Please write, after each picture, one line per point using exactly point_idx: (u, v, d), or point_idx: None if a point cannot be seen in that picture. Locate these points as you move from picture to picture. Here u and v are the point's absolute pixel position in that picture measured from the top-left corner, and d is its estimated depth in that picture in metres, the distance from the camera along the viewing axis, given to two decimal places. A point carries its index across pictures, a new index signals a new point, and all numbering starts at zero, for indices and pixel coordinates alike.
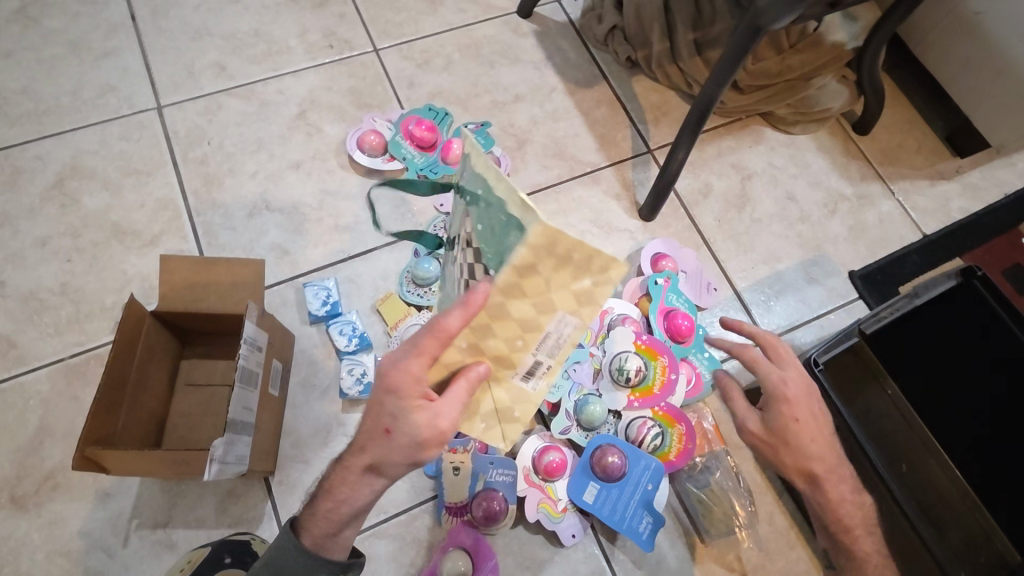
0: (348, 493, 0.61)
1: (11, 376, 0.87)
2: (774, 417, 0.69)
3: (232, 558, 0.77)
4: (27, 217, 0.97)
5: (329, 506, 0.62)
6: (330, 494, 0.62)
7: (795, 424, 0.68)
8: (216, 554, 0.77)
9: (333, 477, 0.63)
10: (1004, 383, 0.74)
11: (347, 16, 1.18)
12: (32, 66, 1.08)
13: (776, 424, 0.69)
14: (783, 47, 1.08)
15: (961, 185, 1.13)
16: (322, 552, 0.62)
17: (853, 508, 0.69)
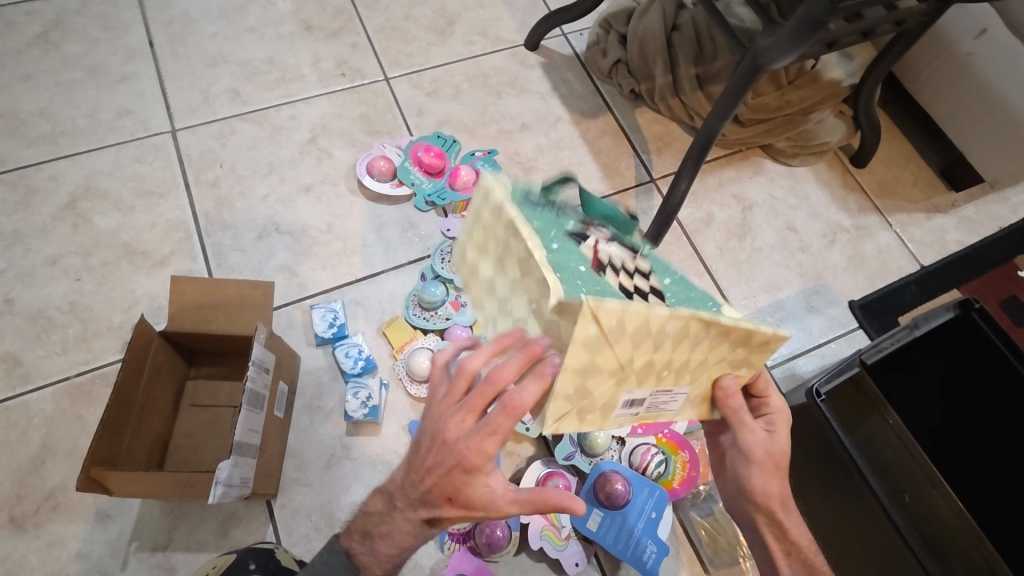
0: (402, 536, 0.59)
1: (16, 395, 0.87)
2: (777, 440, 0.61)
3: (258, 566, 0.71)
4: (39, 237, 0.98)
5: (384, 543, 0.59)
6: (388, 536, 0.59)
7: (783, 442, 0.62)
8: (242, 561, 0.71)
9: (384, 521, 0.59)
10: (1003, 413, 0.76)
11: (360, 46, 1.21)
12: (50, 89, 1.11)
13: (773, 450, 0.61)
14: (782, 83, 1.12)
15: (957, 219, 1.16)
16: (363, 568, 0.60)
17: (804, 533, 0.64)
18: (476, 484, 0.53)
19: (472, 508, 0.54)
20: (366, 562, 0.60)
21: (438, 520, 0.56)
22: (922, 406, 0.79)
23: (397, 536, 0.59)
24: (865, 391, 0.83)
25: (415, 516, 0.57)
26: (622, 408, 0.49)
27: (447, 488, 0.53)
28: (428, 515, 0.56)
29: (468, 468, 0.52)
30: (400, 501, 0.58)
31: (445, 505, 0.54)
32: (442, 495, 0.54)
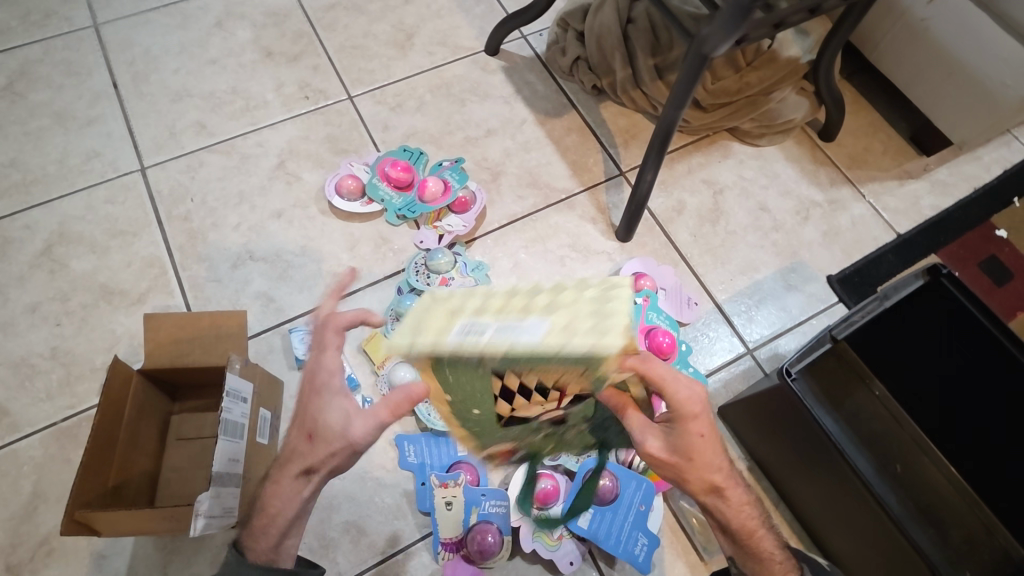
0: (282, 504, 0.61)
1: (4, 444, 0.88)
2: (682, 437, 0.59)
3: None
4: (17, 286, 0.99)
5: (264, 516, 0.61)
6: (265, 510, 0.61)
7: (699, 440, 0.59)
8: None
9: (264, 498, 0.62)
10: (996, 383, 0.74)
11: (321, 68, 1.22)
12: (19, 139, 1.12)
13: (682, 446, 0.59)
14: (741, 65, 1.11)
15: (930, 183, 1.15)
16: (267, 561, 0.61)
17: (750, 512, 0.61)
18: (331, 409, 0.60)
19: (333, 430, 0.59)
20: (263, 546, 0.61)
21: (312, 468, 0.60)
22: (906, 375, 0.81)
23: (273, 504, 0.61)
24: (850, 364, 0.84)
25: (295, 449, 0.61)
26: (457, 336, 0.49)
27: (315, 413, 0.60)
28: (307, 435, 0.60)
29: (326, 394, 0.60)
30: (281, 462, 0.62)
31: (316, 426, 0.60)
32: (313, 415, 0.60)
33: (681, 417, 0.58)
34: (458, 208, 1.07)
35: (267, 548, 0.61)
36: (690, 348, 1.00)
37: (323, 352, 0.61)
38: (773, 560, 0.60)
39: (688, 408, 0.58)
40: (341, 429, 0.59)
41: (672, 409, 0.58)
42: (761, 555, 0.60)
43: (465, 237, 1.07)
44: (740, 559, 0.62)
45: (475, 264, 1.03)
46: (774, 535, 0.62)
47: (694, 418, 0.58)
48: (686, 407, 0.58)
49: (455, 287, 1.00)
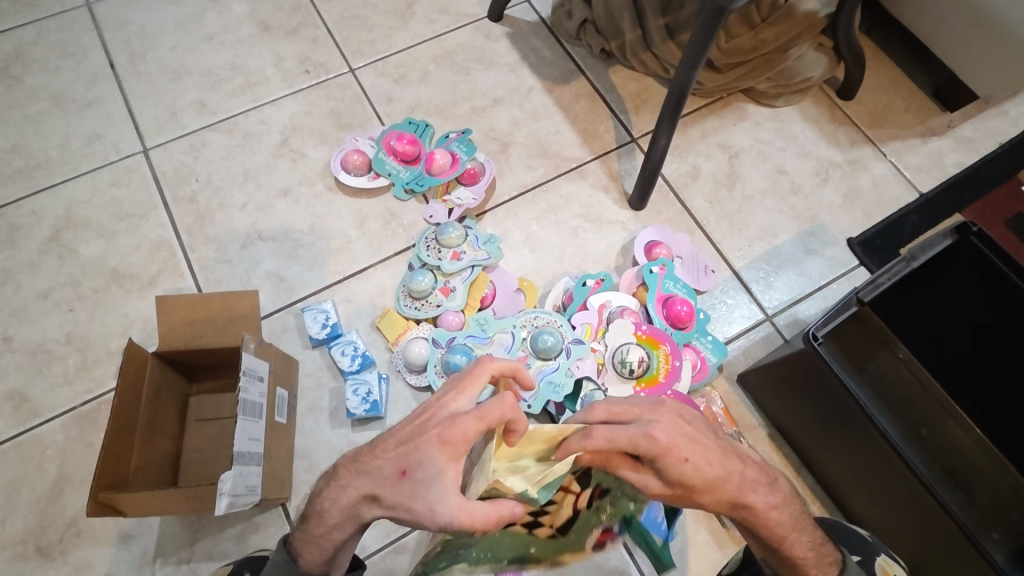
0: (336, 515, 0.53)
1: (26, 430, 0.88)
2: (668, 474, 0.49)
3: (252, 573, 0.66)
4: (27, 272, 0.99)
5: (317, 531, 0.54)
6: (321, 519, 0.53)
7: (687, 468, 0.49)
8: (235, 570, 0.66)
9: (318, 499, 0.54)
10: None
11: (320, 40, 1.19)
12: (19, 124, 1.10)
13: (676, 479, 0.50)
14: (755, 22, 1.04)
15: (954, 139, 1.11)
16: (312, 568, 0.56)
17: (781, 512, 0.53)
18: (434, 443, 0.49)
19: (426, 483, 0.49)
20: (305, 551, 0.56)
21: (380, 499, 0.51)
22: (932, 338, 0.80)
23: (332, 516, 0.53)
24: (873, 328, 0.81)
25: (377, 468, 0.51)
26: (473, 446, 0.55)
27: (422, 449, 0.49)
28: (402, 467, 0.50)
29: (444, 435, 0.49)
30: (352, 467, 0.53)
31: (414, 463, 0.49)
32: (414, 451, 0.49)
33: (655, 461, 0.48)
34: (467, 180, 1.04)
35: (321, 560, 0.56)
36: (709, 317, 0.98)
37: (458, 392, 0.52)
38: (808, 561, 0.54)
39: (658, 445, 0.48)
40: (433, 490, 0.48)
41: (641, 455, 0.49)
42: (793, 554, 0.54)
43: (476, 210, 1.05)
44: (776, 555, 0.56)
45: (487, 237, 1.00)
46: (810, 538, 0.55)
47: (666, 454, 0.48)
48: (656, 444, 0.48)
49: (467, 262, 0.97)
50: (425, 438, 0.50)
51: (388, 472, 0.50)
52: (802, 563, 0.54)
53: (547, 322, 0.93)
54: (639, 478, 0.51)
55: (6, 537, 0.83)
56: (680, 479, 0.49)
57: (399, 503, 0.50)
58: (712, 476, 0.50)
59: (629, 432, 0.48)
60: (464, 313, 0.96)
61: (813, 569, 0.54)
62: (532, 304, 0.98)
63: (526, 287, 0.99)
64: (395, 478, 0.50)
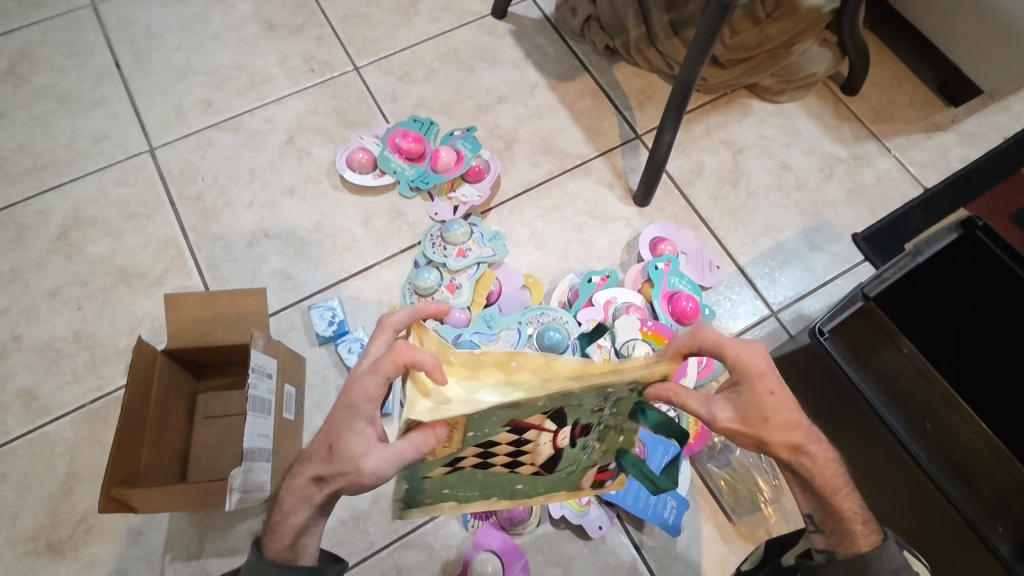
0: (292, 501, 0.53)
1: (36, 427, 0.89)
2: (750, 400, 0.53)
3: None
4: (35, 271, 0.99)
5: (275, 516, 0.54)
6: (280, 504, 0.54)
7: (771, 400, 0.53)
8: None
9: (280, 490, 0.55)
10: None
11: (325, 39, 1.19)
12: (26, 124, 1.11)
13: (750, 409, 0.53)
14: (760, 17, 1.05)
15: (958, 135, 1.11)
16: (276, 559, 0.53)
17: (837, 464, 0.56)
18: (344, 412, 0.52)
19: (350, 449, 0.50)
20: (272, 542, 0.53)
21: (325, 479, 0.52)
22: (933, 333, 0.80)
23: (286, 500, 0.53)
24: (877, 323, 0.82)
25: (314, 451, 0.53)
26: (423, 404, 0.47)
27: (336, 420, 0.52)
28: (330, 442, 0.52)
29: (352, 403, 0.52)
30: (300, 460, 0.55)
31: (338, 434, 0.52)
32: (339, 423, 0.52)
33: (748, 379, 0.54)
34: (472, 177, 1.05)
35: (284, 547, 0.53)
36: (714, 312, 0.98)
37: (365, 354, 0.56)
38: (856, 521, 0.55)
39: (753, 368, 0.53)
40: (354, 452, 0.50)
41: (737, 372, 0.54)
42: (841, 512, 0.55)
43: (480, 207, 1.05)
44: (821, 517, 0.56)
45: (492, 234, 1.01)
46: (856, 499, 0.56)
47: (762, 375, 0.53)
48: (750, 367, 0.53)
49: (473, 258, 0.98)
50: (339, 407, 0.52)
51: (319, 451, 0.53)
52: (850, 524, 0.55)
53: (553, 318, 0.93)
54: (707, 407, 0.54)
55: (17, 534, 0.83)
56: (756, 408, 0.53)
57: (339, 477, 0.51)
58: (787, 419, 0.53)
59: (734, 351, 0.53)
60: (470, 309, 0.96)
61: (857, 524, 0.55)
62: (537, 301, 0.98)
63: (531, 284, 0.99)
64: (325, 453, 0.52)
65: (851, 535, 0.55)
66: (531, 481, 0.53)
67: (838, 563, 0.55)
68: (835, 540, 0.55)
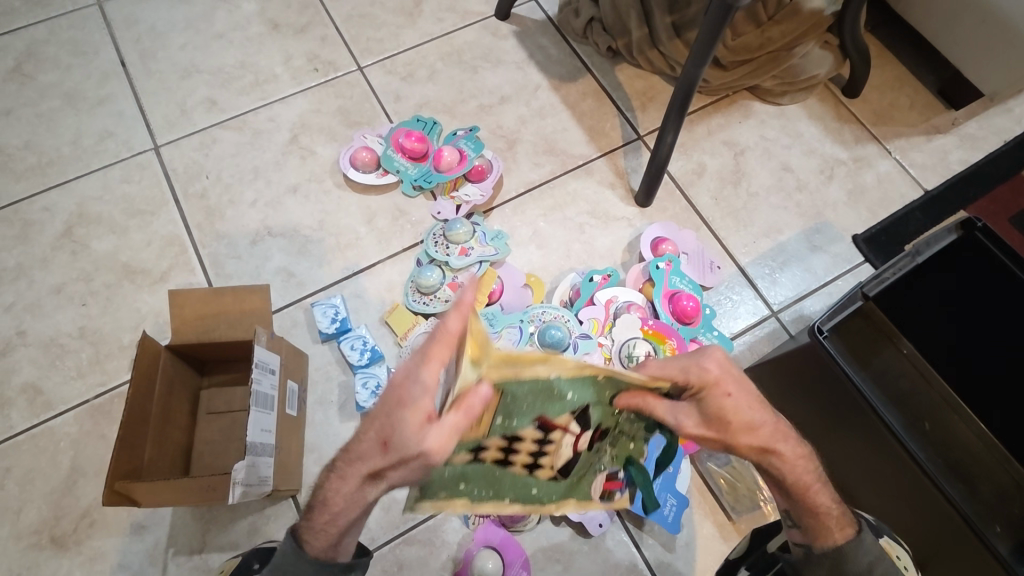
0: (341, 502, 0.54)
1: (40, 422, 0.89)
2: (711, 407, 0.54)
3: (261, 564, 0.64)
4: (40, 267, 1.00)
5: (320, 514, 0.55)
6: (325, 506, 0.54)
7: (728, 402, 0.54)
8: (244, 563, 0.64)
9: (321, 489, 0.56)
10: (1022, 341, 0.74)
11: (329, 39, 1.20)
12: (31, 121, 1.11)
13: (713, 414, 0.54)
14: (762, 19, 1.06)
15: (958, 137, 1.12)
16: (317, 554, 0.56)
17: (809, 464, 0.58)
18: (396, 407, 0.49)
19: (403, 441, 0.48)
20: (313, 538, 0.55)
21: (379, 476, 0.51)
22: (932, 334, 0.81)
23: (336, 502, 0.54)
24: (877, 324, 0.82)
25: (364, 447, 0.52)
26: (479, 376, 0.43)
27: (388, 416, 0.50)
28: (384, 439, 0.50)
29: (404, 401, 0.49)
30: (345, 458, 0.54)
31: (391, 431, 0.49)
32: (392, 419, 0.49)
33: (705, 391, 0.54)
34: (475, 177, 1.05)
35: (326, 546, 0.56)
36: (715, 312, 0.98)
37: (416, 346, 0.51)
38: (831, 515, 0.56)
39: (708, 375, 0.54)
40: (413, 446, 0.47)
41: (692, 383, 0.54)
42: (818, 508, 0.57)
43: (483, 206, 1.06)
44: (800, 514, 0.58)
45: (494, 233, 1.01)
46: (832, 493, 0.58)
47: (716, 385, 0.54)
48: (705, 374, 0.54)
49: (475, 257, 0.99)
50: (391, 400, 0.50)
51: (367, 442, 0.52)
52: (825, 519, 0.57)
53: (554, 317, 0.94)
54: (678, 418, 0.53)
55: (21, 527, 0.84)
56: (719, 414, 0.54)
57: (393, 474, 0.50)
58: (750, 418, 0.55)
59: (691, 362, 0.54)
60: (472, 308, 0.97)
61: (835, 519, 0.56)
62: (539, 300, 0.99)
63: (533, 282, 0.99)
64: (379, 446, 0.51)
65: (828, 529, 0.57)
66: (546, 488, 0.50)
67: (815, 558, 0.57)
68: (813, 536, 0.57)
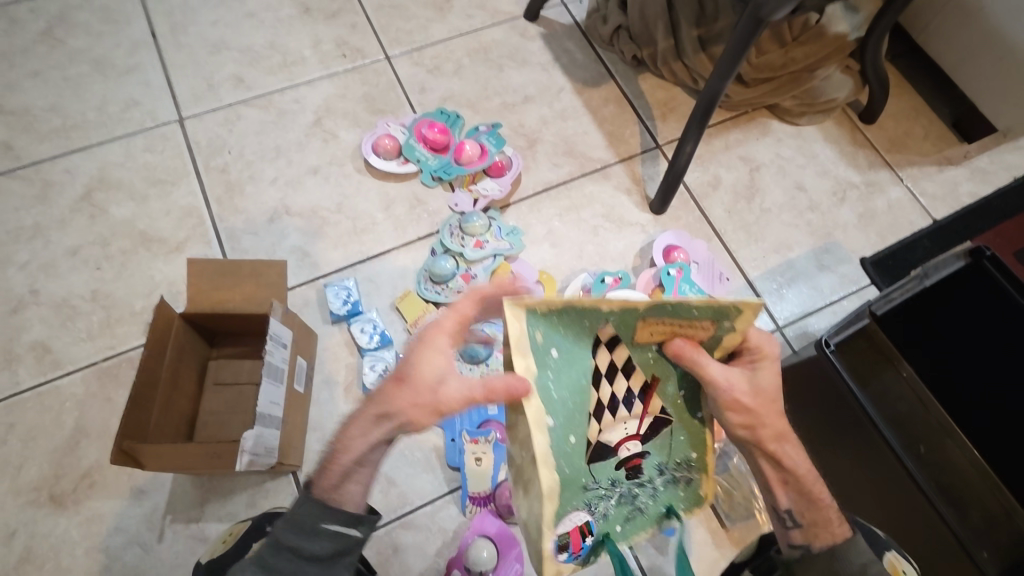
0: (351, 442, 0.53)
1: (47, 380, 0.90)
2: (761, 377, 0.58)
3: (273, 526, 0.68)
4: (57, 229, 1.00)
5: (333, 452, 0.53)
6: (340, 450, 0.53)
7: (772, 383, 0.58)
8: (257, 524, 0.68)
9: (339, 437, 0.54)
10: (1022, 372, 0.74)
11: (359, 26, 1.21)
12: (59, 84, 1.12)
13: (760, 385, 0.58)
14: (786, 40, 1.08)
15: (970, 170, 1.14)
16: (330, 501, 0.53)
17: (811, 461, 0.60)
18: (423, 361, 0.52)
19: (424, 379, 0.51)
20: (328, 486, 0.53)
21: (390, 417, 0.52)
22: (935, 358, 0.80)
23: (351, 442, 0.53)
24: (878, 346, 0.83)
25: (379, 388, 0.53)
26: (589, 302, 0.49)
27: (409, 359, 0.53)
28: (399, 374, 0.52)
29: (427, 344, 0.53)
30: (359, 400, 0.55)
31: (409, 365, 0.52)
32: (411, 356, 0.53)
33: (760, 362, 0.58)
34: (494, 173, 1.07)
35: (331, 489, 0.53)
36: None
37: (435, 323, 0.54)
38: (831, 509, 0.58)
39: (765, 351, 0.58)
40: (432, 380, 0.51)
41: (750, 355, 0.59)
42: (821, 503, 0.58)
43: (500, 202, 1.07)
44: (800, 510, 0.58)
45: (509, 229, 1.03)
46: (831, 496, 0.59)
47: (773, 362, 0.58)
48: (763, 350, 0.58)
49: (490, 250, 1.00)
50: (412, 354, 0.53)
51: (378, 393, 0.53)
52: (827, 511, 0.58)
53: None
54: (730, 379, 0.55)
55: (21, 483, 0.84)
56: (764, 386, 0.58)
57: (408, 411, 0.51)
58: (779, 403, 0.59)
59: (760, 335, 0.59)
60: None
61: (834, 521, 0.57)
62: (550, 297, 1.00)
63: (545, 279, 1.01)
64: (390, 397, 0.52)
65: (829, 523, 0.57)
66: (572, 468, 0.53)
67: (810, 560, 0.57)
68: (811, 532, 0.57)
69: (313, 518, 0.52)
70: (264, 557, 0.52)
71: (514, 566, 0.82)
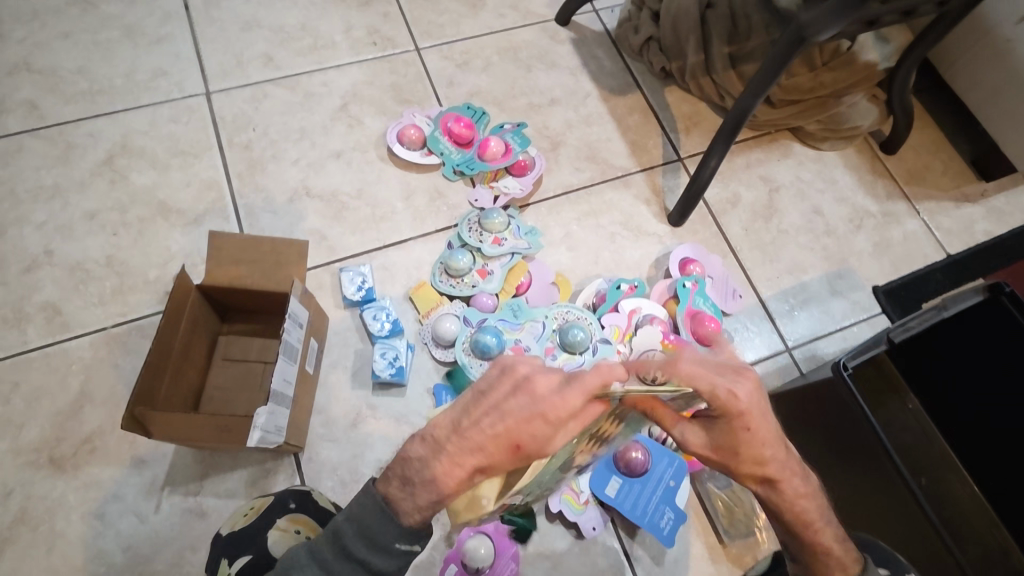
0: (440, 480, 0.46)
1: (55, 342, 0.89)
2: (721, 431, 0.52)
3: (296, 505, 0.71)
4: (77, 191, 1.00)
5: (411, 474, 0.48)
6: (421, 479, 0.47)
7: (746, 435, 0.51)
8: (281, 499, 0.70)
9: (426, 466, 0.47)
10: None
11: (391, 16, 1.22)
12: (88, 48, 1.12)
13: (720, 441, 0.53)
14: (816, 64, 1.08)
15: (986, 209, 1.15)
16: (400, 518, 0.48)
17: (810, 502, 0.55)
18: (553, 437, 0.45)
19: (547, 456, 0.45)
20: (402, 507, 0.48)
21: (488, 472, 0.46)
22: (943, 392, 0.81)
23: (427, 469, 0.46)
24: (886, 375, 0.85)
25: (487, 436, 0.45)
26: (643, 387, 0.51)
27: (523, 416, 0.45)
28: (517, 440, 0.45)
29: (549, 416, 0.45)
30: (448, 433, 0.47)
31: (531, 436, 0.45)
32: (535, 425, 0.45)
33: (727, 417, 0.51)
34: (517, 171, 1.07)
35: (408, 515, 0.48)
36: (731, 339, 1.00)
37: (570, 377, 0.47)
38: (836, 544, 0.55)
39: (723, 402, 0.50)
40: (550, 458, 0.45)
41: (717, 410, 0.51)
42: (824, 540, 0.55)
43: (520, 201, 1.08)
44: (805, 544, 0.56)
45: (528, 228, 1.03)
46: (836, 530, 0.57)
47: (738, 416, 0.50)
48: (722, 400, 0.50)
49: (508, 248, 1.00)
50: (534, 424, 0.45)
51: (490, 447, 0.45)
52: (824, 554, 0.55)
53: (578, 318, 0.95)
54: (684, 433, 0.54)
55: (21, 443, 0.84)
56: (722, 442, 0.52)
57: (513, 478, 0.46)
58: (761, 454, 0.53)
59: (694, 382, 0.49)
60: (498, 297, 0.98)
61: (839, 554, 0.55)
62: (564, 299, 1.00)
63: (560, 282, 1.01)
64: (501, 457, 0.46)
65: (823, 563, 0.55)
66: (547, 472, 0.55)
67: None
68: (811, 569, 0.56)
69: (381, 534, 0.49)
70: (327, 562, 0.50)
71: (510, 566, 0.82)
